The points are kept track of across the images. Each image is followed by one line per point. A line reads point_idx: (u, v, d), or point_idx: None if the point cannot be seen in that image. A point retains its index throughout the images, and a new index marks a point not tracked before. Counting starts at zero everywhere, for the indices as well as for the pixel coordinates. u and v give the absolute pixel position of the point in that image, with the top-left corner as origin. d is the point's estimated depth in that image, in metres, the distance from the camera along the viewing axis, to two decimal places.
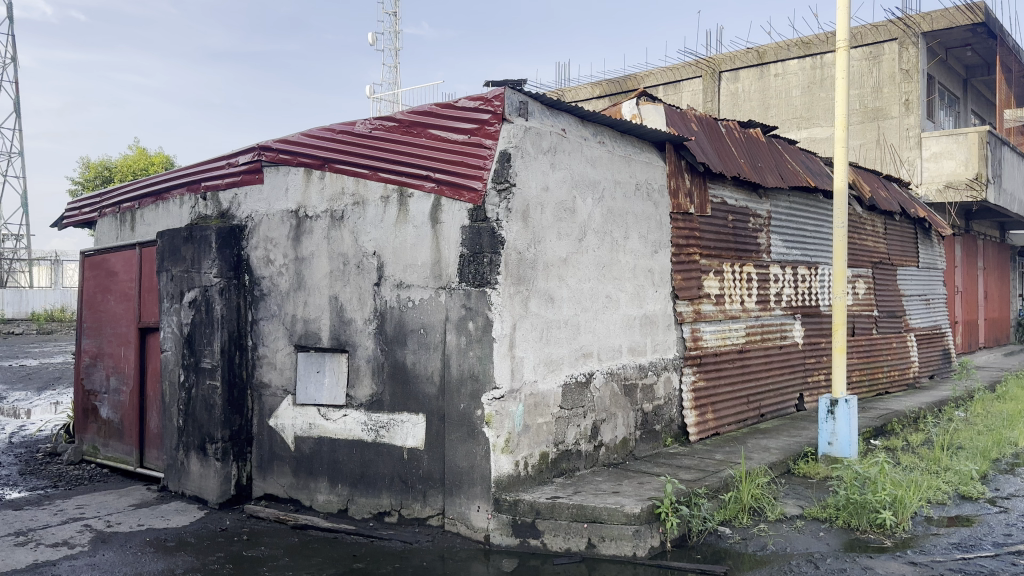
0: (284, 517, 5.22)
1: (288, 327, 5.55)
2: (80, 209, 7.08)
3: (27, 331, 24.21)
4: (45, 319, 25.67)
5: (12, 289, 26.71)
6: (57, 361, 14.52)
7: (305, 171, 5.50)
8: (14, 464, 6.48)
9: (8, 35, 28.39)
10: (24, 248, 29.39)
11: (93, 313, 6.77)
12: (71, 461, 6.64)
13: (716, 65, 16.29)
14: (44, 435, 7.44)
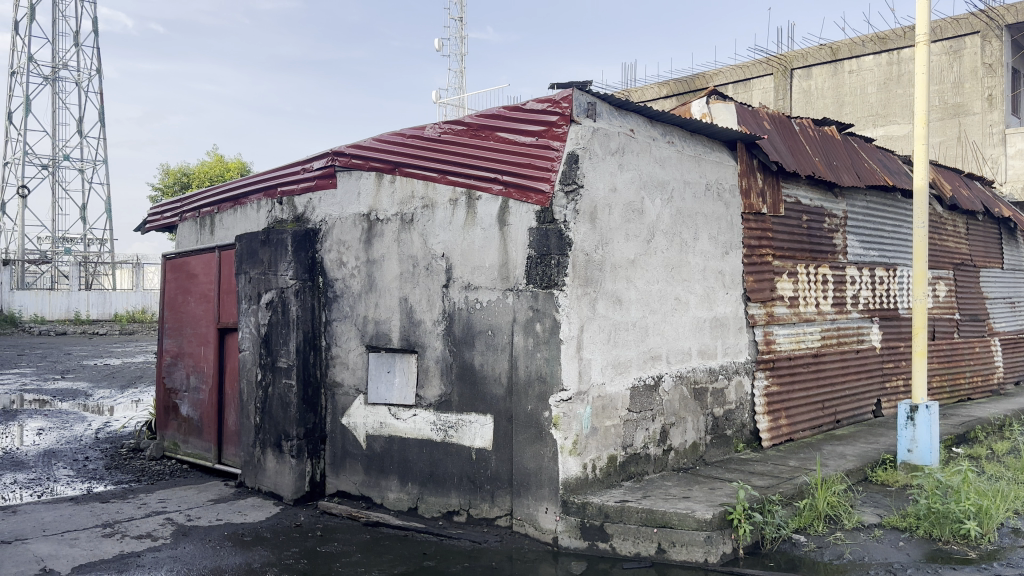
0: (356, 514, 5.31)
1: (360, 328, 5.64)
2: (162, 214, 7.35)
3: (112, 332, 25.21)
4: (128, 322, 27.18)
5: (98, 290, 27.76)
6: (146, 359, 15.10)
7: (377, 175, 5.60)
8: (100, 458, 6.76)
9: (94, 48, 29.80)
10: (107, 252, 30.69)
11: (174, 314, 7.01)
12: (153, 457, 6.89)
13: (788, 62, 16.00)
14: (128, 431, 7.74)
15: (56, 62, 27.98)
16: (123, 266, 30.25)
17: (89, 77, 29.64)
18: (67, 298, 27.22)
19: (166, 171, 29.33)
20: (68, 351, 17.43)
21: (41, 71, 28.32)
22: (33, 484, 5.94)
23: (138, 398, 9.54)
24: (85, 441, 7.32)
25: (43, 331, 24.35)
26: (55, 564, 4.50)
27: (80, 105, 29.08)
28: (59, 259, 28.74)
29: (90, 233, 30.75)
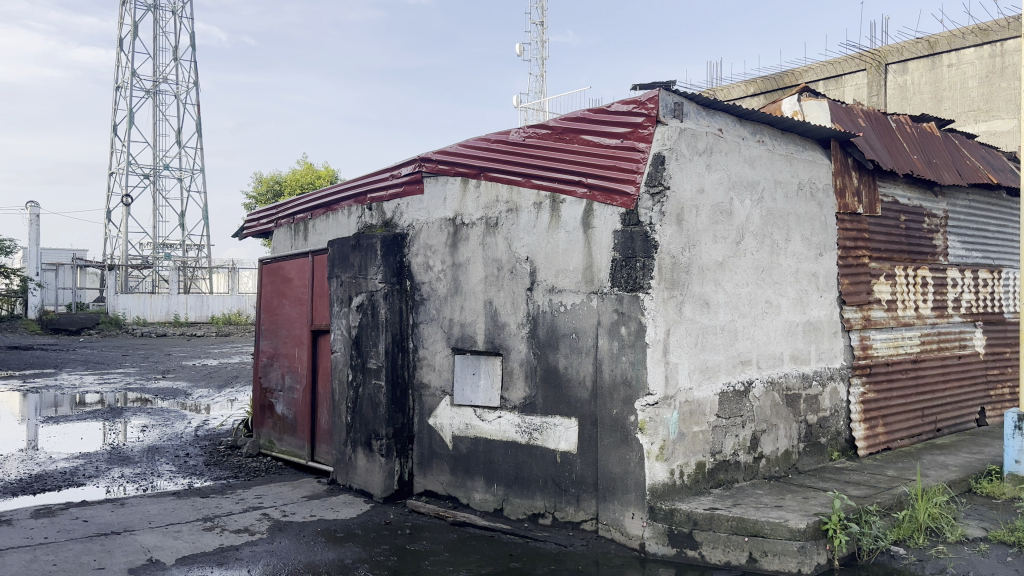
0: (443, 514, 5.38)
1: (446, 331, 5.72)
2: (258, 221, 7.62)
3: (209, 334, 26.22)
4: (224, 323, 28.93)
5: (196, 296, 29.57)
6: (245, 360, 15.73)
7: (462, 180, 5.66)
8: (200, 455, 7.05)
9: (193, 61, 31.26)
10: (205, 257, 32.21)
11: (270, 317, 7.26)
12: (250, 454, 7.14)
13: (882, 57, 15.54)
14: (226, 429, 8.06)
15: (157, 77, 29.42)
16: (218, 271, 31.66)
17: (188, 90, 31.14)
18: (167, 301, 29.04)
19: (259, 180, 30.59)
20: (169, 352, 18.32)
21: (144, 86, 29.89)
22: (139, 478, 6.24)
23: (234, 398, 9.91)
24: (186, 437, 7.66)
25: (146, 331, 25.67)
26: (161, 555, 4.71)
27: (179, 117, 30.51)
28: (159, 263, 30.19)
29: (189, 239, 32.24)
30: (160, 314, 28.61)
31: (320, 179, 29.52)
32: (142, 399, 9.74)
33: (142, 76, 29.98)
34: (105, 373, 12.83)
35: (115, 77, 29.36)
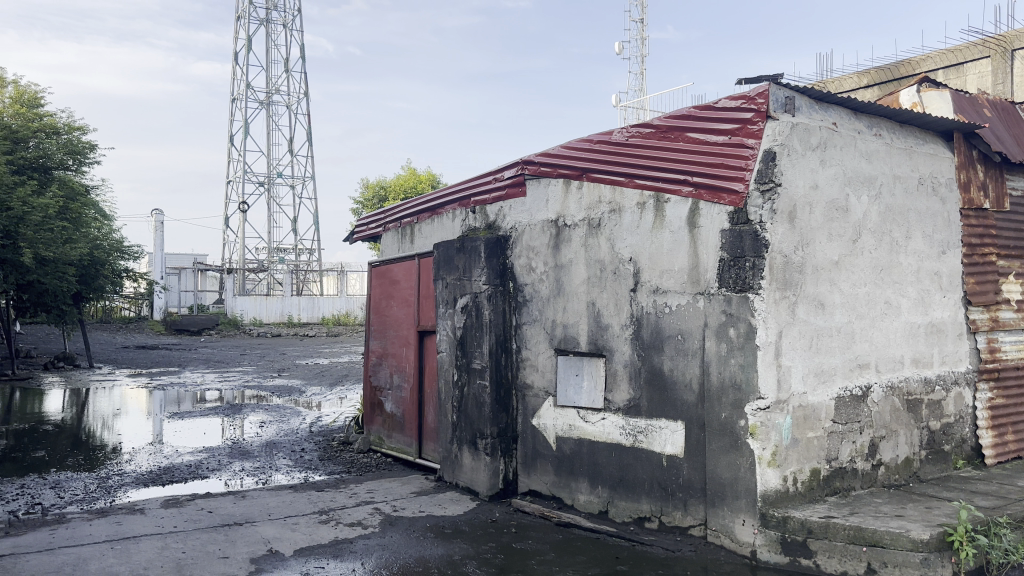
0: (548, 514, 5.41)
1: (548, 332, 5.75)
2: (366, 225, 7.89)
3: (319, 334, 27.24)
4: (334, 322, 29.91)
5: (308, 299, 30.93)
6: (354, 360, 16.27)
7: (565, 182, 5.68)
8: (315, 450, 7.36)
9: (302, 73, 32.62)
10: (316, 262, 33.64)
11: (378, 317, 7.50)
12: (361, 450, 7.40)
13: (1008, 43, 14.64)
14: (338, 425, 8.37)
15: (271, 87, 30.88)
16: (328, 273, 33.34)
17: (296, 100, 32.52)
18: (281, 304, 30.55)
19: (366, 185, 31.62)
20: (285, 352, 19.12)
21: (258, 97, 31.45)
22: (258, 471, 6.57)
23: (343, 396, 10.28)
24: (301, 433, 8.01)
25: (262, 332, 26.96)
26: (280, 546, 4.95)
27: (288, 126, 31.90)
28: (274, 266, 31.68)
29: (300, 243, 33.69)
30: (274, 317, 30.25)
31: (422, 183, 30.26)
32: (259, 396, 10.23)
33: (255, 88, 31.54)
34: (229, 372, 13.59)
35: (230, 89, 31.02)
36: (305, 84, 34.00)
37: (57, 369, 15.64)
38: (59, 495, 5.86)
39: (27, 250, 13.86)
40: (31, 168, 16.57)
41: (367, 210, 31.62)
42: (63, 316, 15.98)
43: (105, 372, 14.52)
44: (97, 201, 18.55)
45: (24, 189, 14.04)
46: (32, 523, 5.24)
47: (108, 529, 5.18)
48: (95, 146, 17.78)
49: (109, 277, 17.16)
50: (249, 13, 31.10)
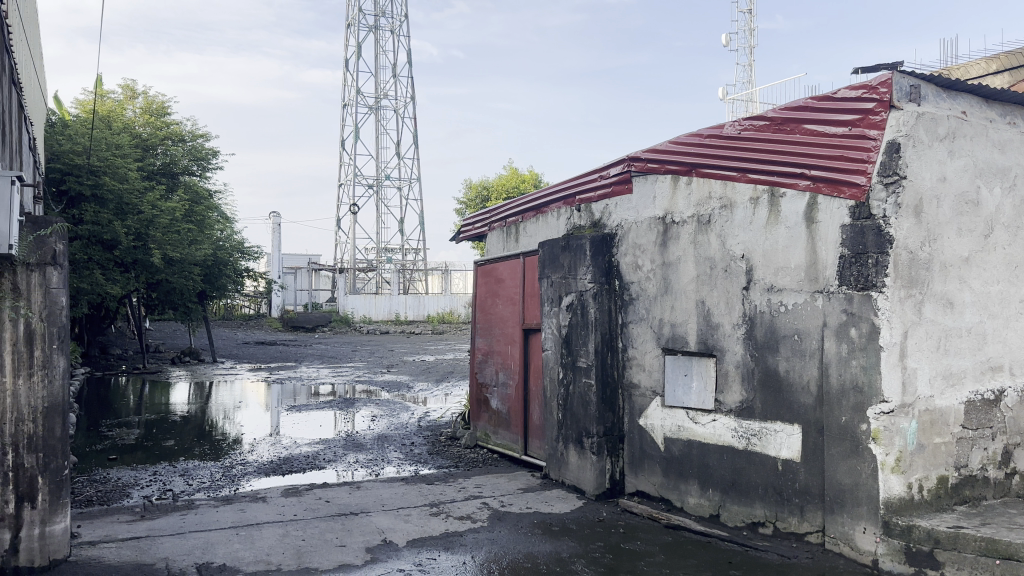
0: (657, 516, 5.35)
1: (656, 330, 5.67)
2: (472, 225, 8.01)
3: (424, 331, 27.92)
4: (439, 321, 30.69)
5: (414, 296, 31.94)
6: (461, 356, 16.60)
7: (672, 178, 5.58)
8: (424, 444, 7.54)
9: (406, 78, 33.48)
10: (422, 261, 34.53)
11: (484, 316, 7.60)
12: (468, 445, 7.53)
13: None
14: (445, 420, 8.55)
15: (378, 92, 31.89)
16: (433, 272, 34.06)
17: (402, 104, 33.42)
18: (388, 301, 31.38)
19: (469, 186, 32.22)
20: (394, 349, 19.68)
21: (367, 102, 32.55)
22: (371, 464, 6.78)
23: (448, 392, 10.48)
24: (410, 427, 8.22)
25: (370, 329, 27.84)
26: (393, 537, 5.09)
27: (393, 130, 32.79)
28: (382, 266, 32.72)
29: (406, 243, 34.61)
30: (381, 313, 30.91)
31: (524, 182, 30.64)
32: (368, 391, 10.56)
33: (364, 93, 32.64)
34: (342, 367, 14.13)
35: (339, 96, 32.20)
36: (408, 88, 34.91)
37: (184, 363, 16.63)
38: (188, 482, 6.23)
39: (159, 250, 14.81)
40: (163, 173, 17.75)
41: (468, 210, 32.18)
42: (189, 313, 16.97)
43: (227, 367, 15.33)
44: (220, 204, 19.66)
45: (154, 194, 14.99)
46: (165, 507, 5.59)
47: (233, 515, 5.47)
48: (218, 152, 18.86)
49: (232, 277, 18.14)
50: (358, 21, 32.19)
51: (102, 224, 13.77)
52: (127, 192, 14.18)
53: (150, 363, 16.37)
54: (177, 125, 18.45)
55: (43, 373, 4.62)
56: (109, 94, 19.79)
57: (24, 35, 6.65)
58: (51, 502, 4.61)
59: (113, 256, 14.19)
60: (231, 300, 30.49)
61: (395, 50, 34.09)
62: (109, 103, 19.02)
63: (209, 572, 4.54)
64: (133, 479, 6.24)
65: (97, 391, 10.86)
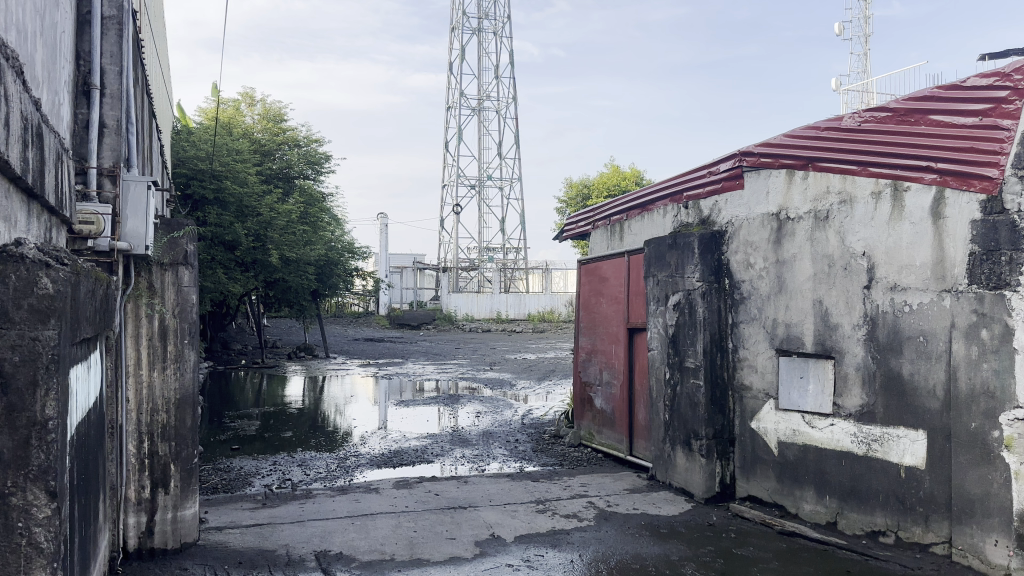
0: (770, 521, 5.21)
1: (769, 331, 5.52)
2: (575, 223, 8.00)
3: (525, 330, 28.13)
4: (539, 319, 30.95)
5: (513, 295, 32.47)
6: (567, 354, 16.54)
7: (787, 172, 5.41)
8: (528, 442, 7.61)
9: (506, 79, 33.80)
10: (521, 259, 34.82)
11: (588, 315, 7.59)
12: (572, 444, 7.55)
13: None
14: (549, 418, 8.59)
15: (480, 94, 32.39)
16: (534, 271, 34.35)
17: (503, 105, 33.78)
18: (490, 299, 32.17)
19: (570, 185, 32.25)
20: (495, 347, 19.86)
21: (469, 104, 33.13)
22: (477, 459, 6.88)
23: (550, 390, 10.53)
24: (514, 425, 8.31)
25: (471, 327, 28.26)
26: (501, 532, 5.16)
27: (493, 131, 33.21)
28: (484, 265, 33.13)
29: (507, 242, 34.96)
30: (483, 313, 31.89)
31: (626, 180, 30.45)
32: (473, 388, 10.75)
33: (466, 95, 33.23)
34: (449, 364, 14.41)
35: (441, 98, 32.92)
36: (509, 88, 35.27)
37: (298, 358, 17.40)
38: (305, 473, 6.49)
39: (275, 251, 15.55)
40: (278, 177, 18.60)
41: (568, 209, 32.20)
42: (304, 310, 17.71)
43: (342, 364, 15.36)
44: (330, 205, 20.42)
45: (271, 197, 15.71)
46: (284, 496, 5.85)
47: (348, 505, 5.67)
48: (330, 156, 19.60)
49: (343, 276, 18.81)
50: (461, 25, 32.81)
51: (224, 226, 14.56)
52: (246, 196, 14.96)
53: (268, 358, 17.23)
54: (293, 131, 19.31)
55: (175, 367, 4.90)
56: (231, 102, 20.91)
57: (156, 48, 7.10)
58: (182, 488, 4.89)
59: (234, 256, 14.99)
60: (341, 299, 31.78)
61: (495, 52, 34.51)
62: (231, 111, 20.13)
63: (327, 560, 4.72)
64: (254, 469, 6.56)
65: (223, 384, 11.51)
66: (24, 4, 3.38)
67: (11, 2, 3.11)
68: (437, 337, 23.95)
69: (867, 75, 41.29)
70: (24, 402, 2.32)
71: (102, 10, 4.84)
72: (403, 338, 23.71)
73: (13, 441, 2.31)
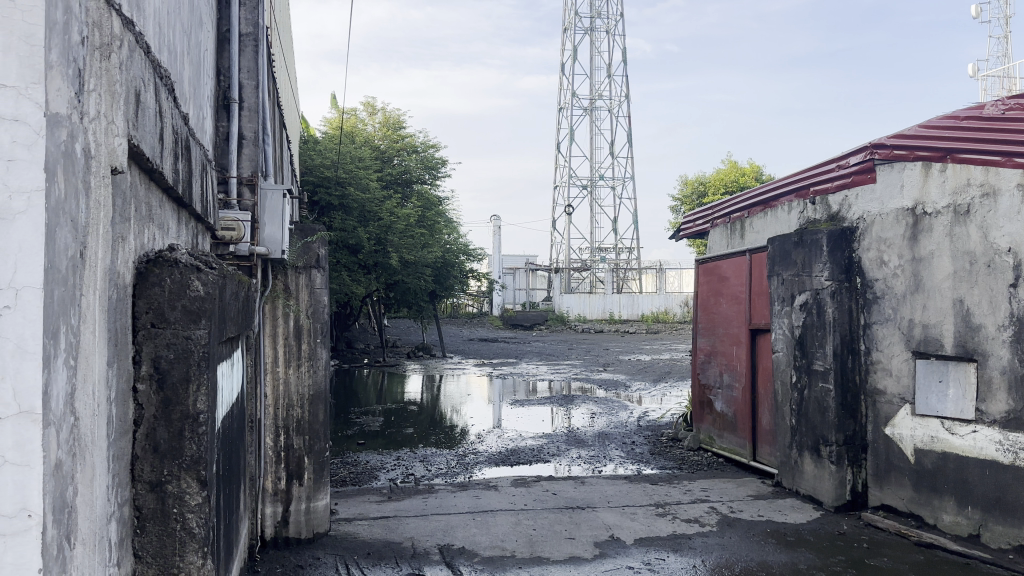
0: (906, 532, 4.94)
1: (905, 332, 5.24)
2: (693, 222, 7.86)
3: (639, 330, 27.88)
4: (653, 318, 30.68)
5: (627, 295, 32.16)
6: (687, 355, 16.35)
7: (924, 165, 5.12)
8: (646, 444, 7.54)
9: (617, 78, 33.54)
10: (633, 259, 34.56)
11: (707, 315, 7.45)
12: (692, 448, 7.42)
13: None
14: (666, 420, 8.49)
15: (592, 94, 32.32)
16: (647, 271, 34.01)
17: (615, 104, 33.54)
18: (603, 300, 32.00)
19: (685, 183, 31.72)
20: (608, 348, 19.92)
21: (580, 105, 33.14)
22: (594, 460, 6.88)
23: (666, 391, 10.53)
24: (630, 426, 8.25)
25: (588, 327, 28.36)
26: (621, 534, 5.12)
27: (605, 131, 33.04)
28: (596, 266, 33.09)
29: (618, 242, 34.72)
30: (596, 313, 31.85)
31: (742, 177, 29.70)
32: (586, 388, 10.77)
33: (577, 96, 33.26)
34: (563, 364, 14.53)
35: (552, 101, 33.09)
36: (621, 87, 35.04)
37: (416, 357, 17.92)
38: (427, 468, 6.67)
39: (395, 253, 16.05)
40: (396, 182, 19.20)
41: (683, 207, 31.70)
42: (421, 310, 18.19)
43: (455, 363, 15.49)
44: (444, 208, 20.89)
45: (391, 202, 16.26)
46: (408, 490, 6.03)
47: (469, 501, 5.78)
48: (446, 160, 20.08)
49: (458, 278, 19.20)
50: (573, 26, 32.86)
51: (348, 230, 15.16)
52: (369, 201, 15.53)
53: (388, 357, 17.84)
54: (411, 137, 19.92)
55: (309, 364, 5.14)
56: (354, 111, 21.79)
57: (285, 60, 7.45)
58: (315, 480, 5.12)
59: (357, 259, 15.60)
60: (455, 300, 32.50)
61: (608, 51, 34.37)
62: (355, 120, 20.99)
63: (451, 554, 4.83)
64: (379, 463, 6.79)
65: (350, 382, 12.01)
66: (174, 26, 3.62)
67: (165, 25, 3.33)
68: (553, 338, 24.12)
69: (1007, 59, 38.36)
70: (178, 396, 2.40)
71: (240, 27, 5.12)
72: (518, 338, 24.00)
73: (169, 432, 2.39)
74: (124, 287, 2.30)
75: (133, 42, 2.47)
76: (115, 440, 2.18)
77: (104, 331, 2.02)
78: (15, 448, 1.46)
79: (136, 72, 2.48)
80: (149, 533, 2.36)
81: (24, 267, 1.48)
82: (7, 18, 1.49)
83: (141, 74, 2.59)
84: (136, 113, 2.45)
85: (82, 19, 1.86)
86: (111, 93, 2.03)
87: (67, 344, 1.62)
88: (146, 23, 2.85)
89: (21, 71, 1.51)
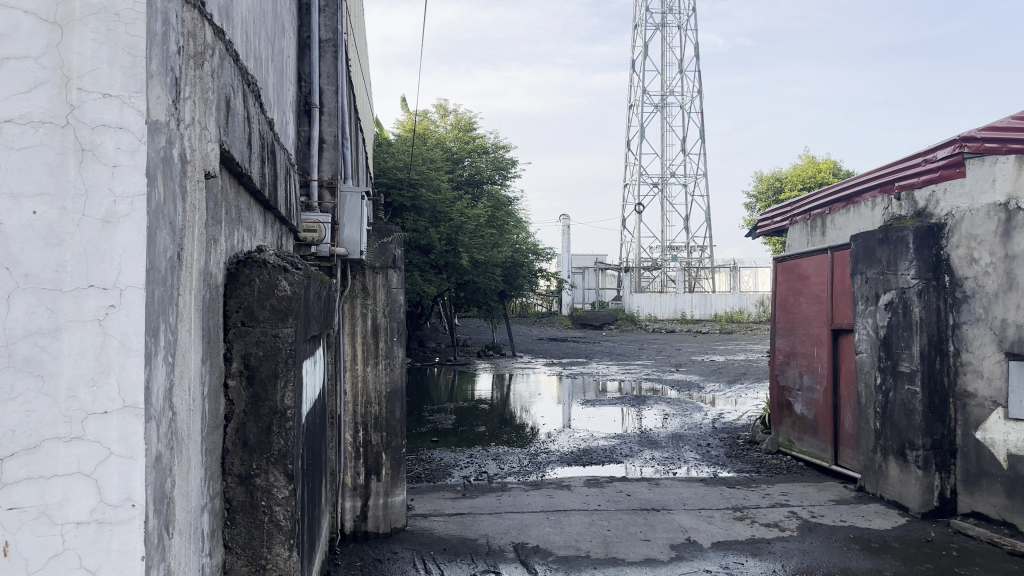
0: (999, 540, 4.73)
1: (997, 333, 5.02)
2: (771, 220, 7.72)
3: (712, 330, 27.36)
4: (726, 318, 29.78)
5: (700, 295, 31.72)
6: None
7: (1018, 158, 4.89)
8: (721, 446, 7.43)
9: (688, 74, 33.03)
10: (705, 257, 33.98)
11: (786, 315, 7.30)
12: (771, 451, 7.28)
13: None
14: (743, 423, 8.34)
15: (662, 91, 31.96)
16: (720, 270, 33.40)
17: (685, 101, 33.04)
18: (676, 300, 31.72)
19: (761, 179, 31.07)
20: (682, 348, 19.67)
21: (650, 102, 32.81)
22: (668, 461, 6.82)
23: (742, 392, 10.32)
24: (706, 428, 8.14)
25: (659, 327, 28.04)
26: (698, 537, 5.06)
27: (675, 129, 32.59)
28: (666, 265, 32.72)
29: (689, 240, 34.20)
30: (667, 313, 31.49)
31: (821, 172, 28.89)
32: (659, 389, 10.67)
33: (648, 93, 32.94)
34: (634, 364, 14.40)
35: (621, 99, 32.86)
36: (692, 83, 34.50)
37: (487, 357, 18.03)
38: (501, 466, 6.72)
39: (466, 253, 16.19)
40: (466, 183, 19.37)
41: (760, 204, 31.02)
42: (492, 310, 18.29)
43: (527, 363, 15.52)
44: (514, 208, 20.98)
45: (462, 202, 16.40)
46: (482, 488, 6.09)
47: (542, 500, 5.79)
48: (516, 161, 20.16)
49: (527, 278, 19.24)
50: (643, 22, 32.55)
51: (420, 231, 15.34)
52: (442, 202, 15.70)
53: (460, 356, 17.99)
54: (481, 139, 20.07)
55: (386, 362, 5.23)
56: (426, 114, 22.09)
57: (364, 65, 7.62)
58: (393, 476, 5.21)
59: (429, 259, 15.81)
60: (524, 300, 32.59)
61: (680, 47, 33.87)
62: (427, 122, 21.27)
63: (525, 552, 4.85)
64: (453, 460, 6.88)
65: (425, 380, 12.20)
66: (260, 35, 3.73)
67: (251, 33, 3.43)
68: (624, 338, 23.91)
69: None
70: (267, 393, 2.47)
71: (321, 34, 5.26)
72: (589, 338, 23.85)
73: (258, 427, 2.47)
74: (218, 288, 2.38)
75: (223, 51, 2.56)
76: (209, 434, 2.27)
77: (199, 329, 2.10)
78: (120, 441, 1.45)
79: (227, 80, 2.58)
80: (239, 525, 2.44)
81: (128, 268, 1.48)
82: (113, 31, 1.50)
83: (232, 81, 2.68)
84: (226, 119, 2.53)
85: (177, 30, 1.91)
86: (203, 100, 2.09)
87: (166, 343, 1.64)
88: (234, 31, 2.95)
89: (125, 80, 1.50)
